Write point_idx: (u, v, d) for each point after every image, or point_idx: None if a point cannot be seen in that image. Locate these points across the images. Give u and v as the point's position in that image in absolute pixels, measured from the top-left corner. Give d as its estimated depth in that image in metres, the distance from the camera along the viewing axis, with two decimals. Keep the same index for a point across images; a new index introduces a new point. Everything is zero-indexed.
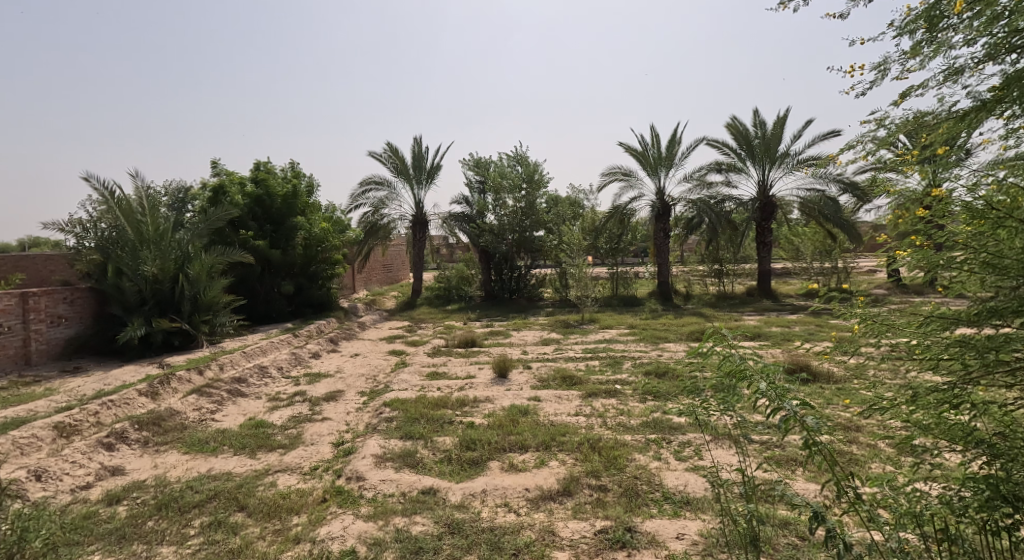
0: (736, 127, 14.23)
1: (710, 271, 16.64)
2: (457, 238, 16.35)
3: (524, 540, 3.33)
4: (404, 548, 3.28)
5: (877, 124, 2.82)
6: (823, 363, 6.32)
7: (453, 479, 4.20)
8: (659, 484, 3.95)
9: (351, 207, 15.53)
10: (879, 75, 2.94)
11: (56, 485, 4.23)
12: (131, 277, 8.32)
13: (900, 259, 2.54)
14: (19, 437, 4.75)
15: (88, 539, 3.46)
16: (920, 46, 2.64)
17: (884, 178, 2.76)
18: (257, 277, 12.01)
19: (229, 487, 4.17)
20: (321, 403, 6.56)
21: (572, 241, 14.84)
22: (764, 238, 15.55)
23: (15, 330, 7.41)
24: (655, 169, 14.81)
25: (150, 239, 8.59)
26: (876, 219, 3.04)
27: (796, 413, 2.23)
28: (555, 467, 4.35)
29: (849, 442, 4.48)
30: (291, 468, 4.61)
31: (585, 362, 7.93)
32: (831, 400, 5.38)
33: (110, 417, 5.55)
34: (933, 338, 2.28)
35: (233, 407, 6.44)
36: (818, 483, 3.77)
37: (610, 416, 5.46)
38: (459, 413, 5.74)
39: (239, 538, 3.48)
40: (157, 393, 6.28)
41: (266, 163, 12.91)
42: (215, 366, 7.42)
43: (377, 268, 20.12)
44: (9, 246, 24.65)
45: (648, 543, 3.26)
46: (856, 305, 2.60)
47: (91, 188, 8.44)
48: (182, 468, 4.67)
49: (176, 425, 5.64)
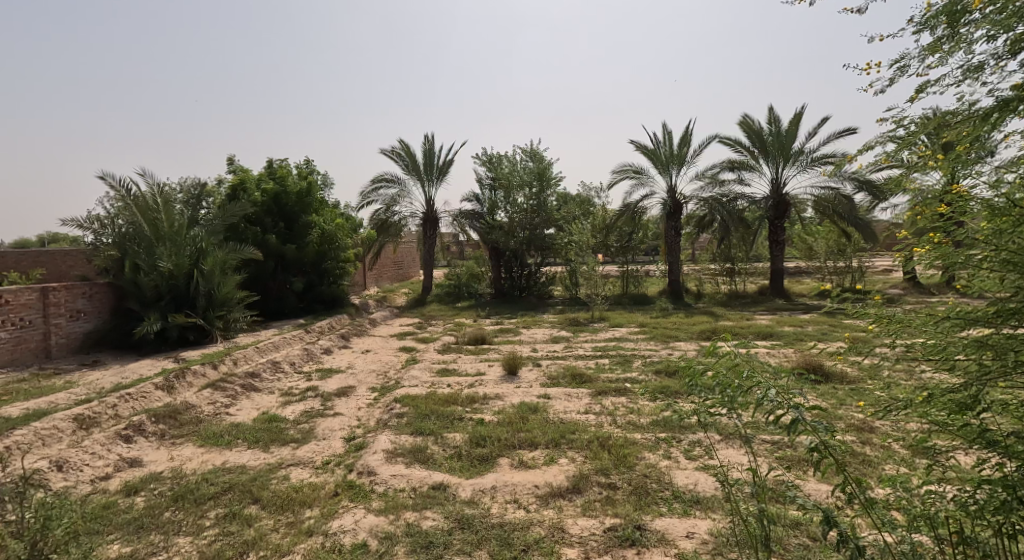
0: (750, 124, 14.14)
1: (721, 270, 16.52)
2: (467, 235, 16.41)
3: (534, 536, 3.36)
4: (415, 542, 3.33)
5: (896, 123, 2.80)
6: (837, 364, 6.28)
7: (463, 475, 4.24)
8: (669, 482, 3.96)
9: (361, 204, 15.61)
10: (897, 73, 2.92)
11: (76, 475, 4.32)
12: (147, 273, 8.49)
13: (918, 257, 2.51)
14: (40, 428, 4.85)
15: (107, 529, 3.55)
16: (941, 42, 2.61)
17: (902, 178, 2.74)
18: (270, 274, 12.17)
19: (244, 480, 4.23)
20: (333, 398, 6.64)
21: (584, 239, 14.66)
22: (777, 236, 15.49)
23: (35, 324, 7.54)
24: (666, 167, 14.76)
25: (167, 235, 8.81)
26: (893, 218, 3.02)
27: (805, 416, 2.20)
28: (565, 464, 4.36)
29: (862, 443, 4.45)
30: (304, 462, 4.68)
31: (595, 361, 7.92)
32: (844, 401, 5.33)
33: (127, 410, 5.63)
34: (950, 338, 2.28)
35: (247, 402, 6.53)
36: (831, 484, 3.76)
37: (620, 415, 5.48)
38: (470, 410, 5.79)
39: (253, 530, 3.54)
40: (173, 386, 6.37)
41: (281, 161, 13.06)
42: (229, 361, 7.52)
43: (387, 265, 20.22)
44: (28, 241, 25.07)
45: (657, 541, 3.28)
46: (873, 305, 2.59)
47: (107, 186, 8.64)
48: (198, 460, 4.75)
49: (191, 418, 5.73)
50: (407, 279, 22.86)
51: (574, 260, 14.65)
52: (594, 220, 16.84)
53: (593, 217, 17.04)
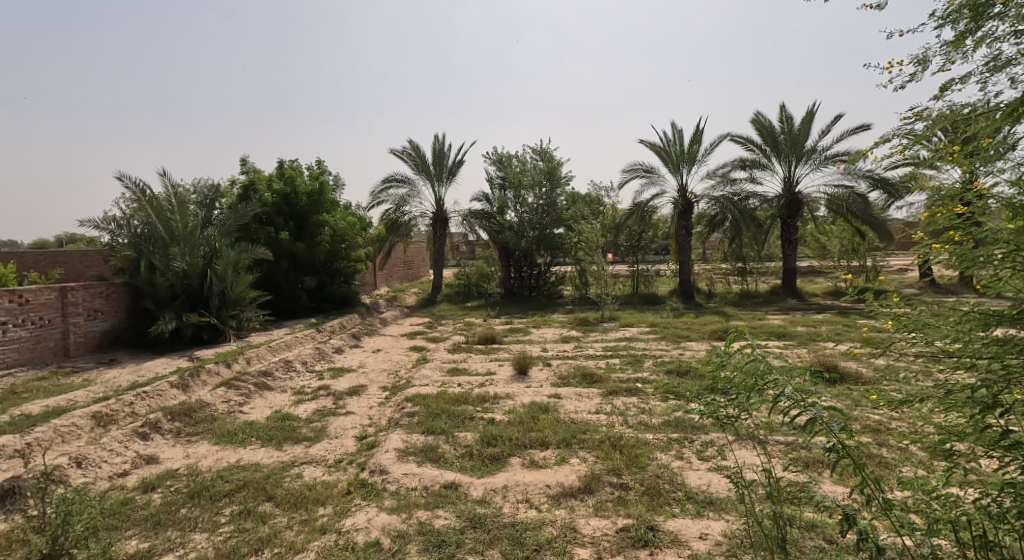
0: (762, 122, 14.03)
1: (733, 269, 16.42)
2: (476, 235, 16.43)
3: (546, 536, 3.36)
4: (427, 540, 3.34)
5: (915, 118, 2.76)
6: (852, 364, 6.22)
7: (475, 474, 4.24)
8: (681, 483, 3.95)
9: (371, 204, 15.69)
10: (918, 69, 2.89)
11: (95, 472, 4.39)
12: (162, 272, 8.59)
13: (936, 254, 2.47)
14: (60, 425, 4.92)
15: (126, 525, 3.59)
16: (964, 36, 2.58)
17: (920, 174, 2.71)
18: (282, 273, 12.28)
19: (258, 478, 4.26)
20: (345, 397, 6.69)
21: (594, 238, 14.59)
22: (789, 235, 15.35)
23: (54, 323, 7.66)
24: (677, 166, 14.70)
25: (181, 235, 8.91)
26: (909, 215, 2.99)
27: (821, 416, 2.18)
28: (576, 464, 4.36)
29: (879, 444, 4.40)
30: (316, 461, 4.70)
31: (606, 361, 7.90)
32: (859, 401, 5.27)
33: (144, 408, 5.70)
34: (970, 338, 2.25)
35: (261, 400, 6.59)
36: (847, 486, 3.72)
37: (631, 415, 5.46)
38: (481, 409, 5.80)
39: (268, 527, 3.57)
40: (188, 385, 6.44)
41: (292, 162, 13.16)
42: (242, 360, 7.59)
43: (397, 265, 20.31)
44: (46, 241, 25.50)
45: (670, 542, 3.27)
46: (892, 303, 2.55)
47: (123, 187, 8.76)
48: (212, 458, 4.80)
49: (206, 416, 5.79)
50: (416, 279, 22.92)
51: (585, 259, 14.59)
52: (604, 219, 16.78)
53: (603, 216, 16.99)
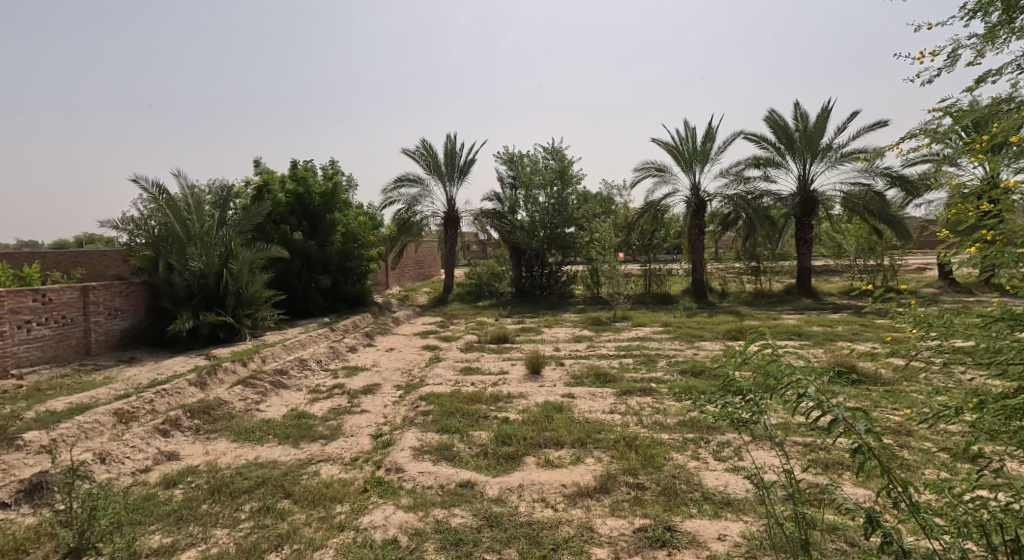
0: (776, 119, 13.89)
1: (747, 268, 16.32)
2: (488, 234, 16.44)
3: (563, 535, 3.35)
4: (444, 539, 3.35)
5: (942, 112, 2.70)
6: (870, 365, 6.14)
7: (489, 473, 4.25)
8: (698, 484, 3.92)
9: (383, 204, 15.75)
10: (948, 63, 2.83)
11: (118, 467, 4.45)
12: (179, 272, 8.68)
13: (963, 252, 2.39)
14: (84, 422, 5.00)
15: (149, 520, 3.64)
16: (998, 28, 2.52)
17: (944, 169, 2.64)
18: (296, 272, 12.38)
19: (276, 475, 4.30)
20: (360, 396, 6.73)
21: (605, 238, 14.42)
22: (804, 234, 15.19)
23: (76, 321, 7.77)
24: (690, 165, 14.60)
25: (197, 235, 9.00)
26: (930, 213, 2.92)
27: (846, 417, 2.13)
28: (591, 464, 4.34)
29: (900, 446, 4.34)
30: (333, 458, 4.73)
31: (619, 360, 7.88)
32: (880, 404, 5.12)
33: (164, 405, 5.78)
34: (1002, 342, 2.18)
35: (276, 399, 6.65)
36: (868, 489, 3.67)
37: (645, 415, 5.43)
38: (494, 409, 5.80)
39: (286, 523, 3.60)
40: (206, 383, 6.52)
41: (305, 162, 13.26)
42: (258, 358, 7.66)
43: (409, 265, 20.37)
44: (67, 241, 25.92)
45: (688, 542, 3.25)
46: (918, 306, 2.47)
47: (141, 188, 8.87)
48: (231, 455, 4.85)
49: (224, 414, 5.85)
50: (428, 278, 22.99)
51: (597, 258, 14.53)
52: (616, 219, 16.71)
53: (615, 216, 16.92)
